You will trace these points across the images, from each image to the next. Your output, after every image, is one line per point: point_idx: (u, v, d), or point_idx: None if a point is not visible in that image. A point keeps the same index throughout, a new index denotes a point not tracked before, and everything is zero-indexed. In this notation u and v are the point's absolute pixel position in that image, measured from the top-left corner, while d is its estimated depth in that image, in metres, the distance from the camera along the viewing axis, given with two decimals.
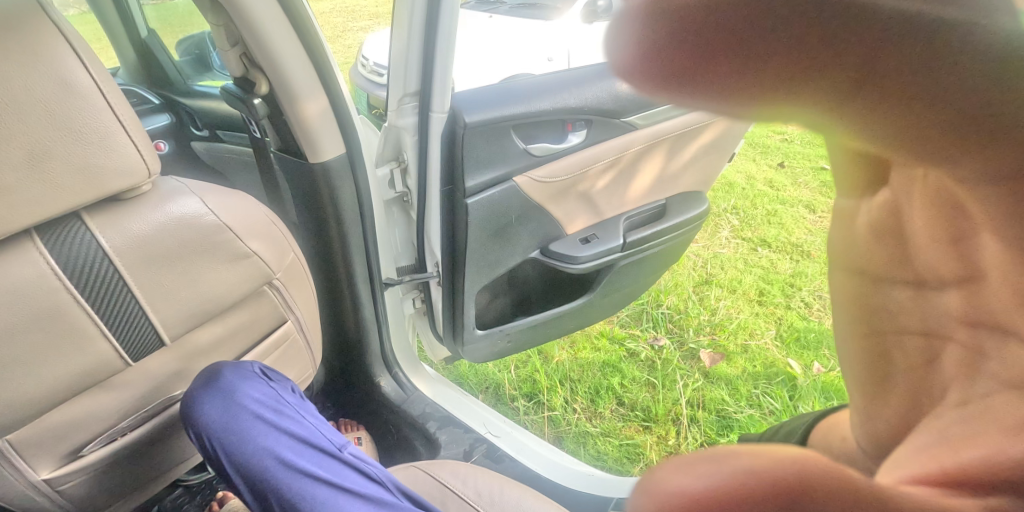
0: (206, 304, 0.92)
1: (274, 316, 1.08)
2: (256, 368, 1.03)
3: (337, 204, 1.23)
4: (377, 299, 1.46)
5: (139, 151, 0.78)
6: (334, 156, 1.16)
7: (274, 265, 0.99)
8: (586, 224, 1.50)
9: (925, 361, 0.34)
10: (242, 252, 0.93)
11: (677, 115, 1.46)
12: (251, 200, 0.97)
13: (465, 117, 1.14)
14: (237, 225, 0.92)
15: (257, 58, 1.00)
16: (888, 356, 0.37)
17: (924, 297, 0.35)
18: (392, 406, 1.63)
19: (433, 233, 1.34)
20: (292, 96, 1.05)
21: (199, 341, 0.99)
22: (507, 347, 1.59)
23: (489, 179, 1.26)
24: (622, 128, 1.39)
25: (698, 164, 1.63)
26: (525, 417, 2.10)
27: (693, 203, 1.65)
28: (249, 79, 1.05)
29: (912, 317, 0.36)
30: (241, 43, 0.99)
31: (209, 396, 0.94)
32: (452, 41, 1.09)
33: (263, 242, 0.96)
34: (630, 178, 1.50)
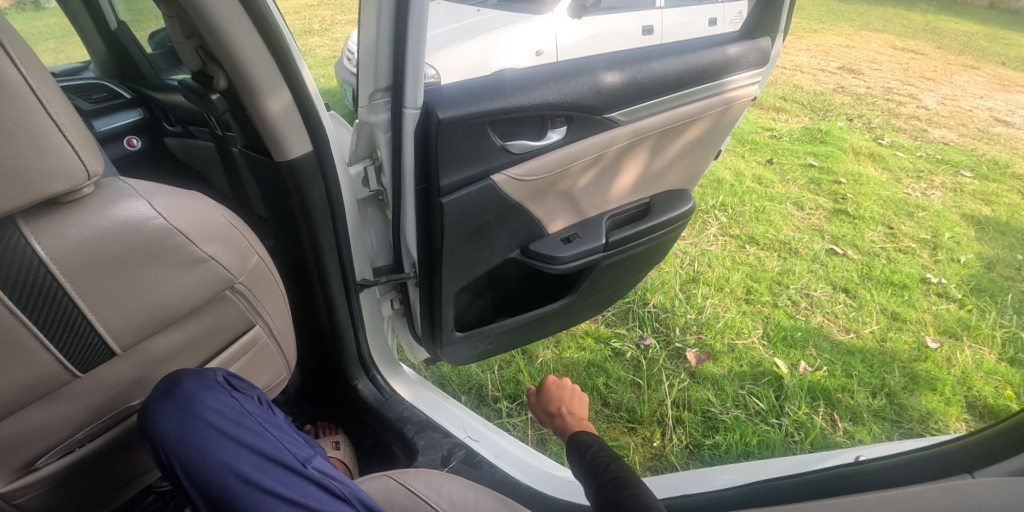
0: (159, 313, 0.87)
1: (240, 321, 1.05)
2: (216, 377, 0.98)
3: (306, 206, 1.16)
4: (352, 301, 1.41)
5: (77, 152, 0.72)
6: (301, 155, 1.08)
7: (235, 270, 0.94)
8: (568, 223, 1.47)
9: (540, 406, 1.48)
10: (199, 257, 0.88)
11: (662, 111, 1.43)
12: (209, 202, 0.91)
13: (438, 114, 1.11)
14: (192, 230, 0.86)
15: (212, 52, 0.92)
16: (543, 411, 1.47)
17: (541, 408, 1.48)
18: (370, 410, 1.59)
19: (407, 233, 1.29)
20: (251, 93, 0.97)
21: (155, 350, 0.94)
22: (484, 350, 1.57)
23: (465, 177, 1.22)
24: (604, 125, 1.36)
25: (683, 162, 1.61)
26: (507, 420, 2.03)
27: (679, 201, 1.63)
28: (205, 74, 0.98)
29: (544, 411, 1.47)
30: (196, 36, 0.92)
31: (165, 407, 0.90)
32: (422, 36, 1.04)
33: (220, 246, 0.91)
34: (614, 176, 1.47)
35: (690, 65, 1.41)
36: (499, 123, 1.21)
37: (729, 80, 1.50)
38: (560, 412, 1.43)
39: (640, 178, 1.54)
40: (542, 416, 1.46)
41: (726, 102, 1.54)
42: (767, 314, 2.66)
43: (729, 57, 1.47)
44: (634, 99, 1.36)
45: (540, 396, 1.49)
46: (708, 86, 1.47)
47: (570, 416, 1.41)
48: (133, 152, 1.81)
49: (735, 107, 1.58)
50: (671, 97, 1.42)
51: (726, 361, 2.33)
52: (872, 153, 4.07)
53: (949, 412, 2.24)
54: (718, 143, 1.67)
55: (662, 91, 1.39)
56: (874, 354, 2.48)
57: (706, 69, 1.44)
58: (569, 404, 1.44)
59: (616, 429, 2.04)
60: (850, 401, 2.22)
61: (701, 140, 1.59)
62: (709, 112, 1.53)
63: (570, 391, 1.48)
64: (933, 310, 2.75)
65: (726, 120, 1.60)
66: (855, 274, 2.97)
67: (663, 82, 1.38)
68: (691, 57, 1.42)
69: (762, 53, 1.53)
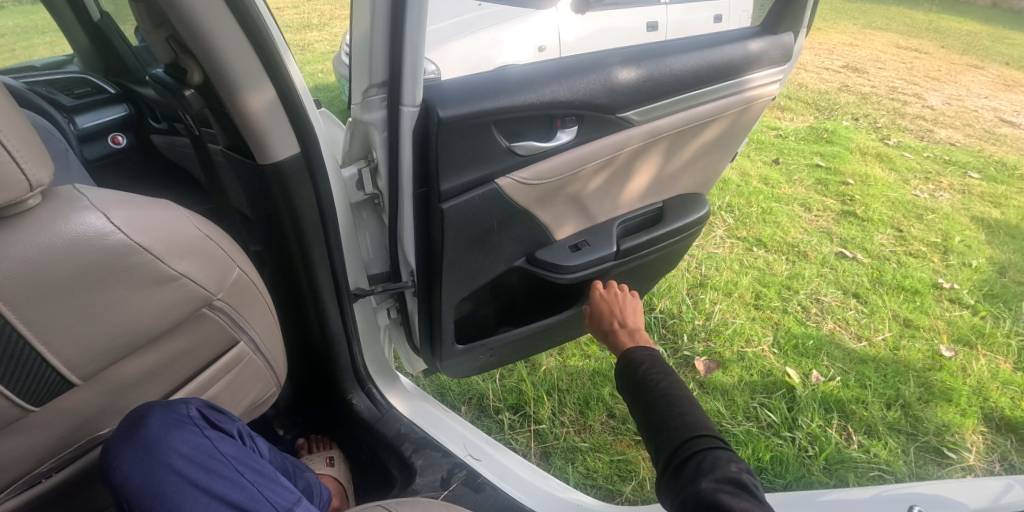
0: (123, 337, 0.78)
1: (221, 338, 0.96)
2: (187, 412, 0.91)
3: (294, 212, 1.07)
4: (346, 312, 1.32)
5: (15, 160, 0.63)
6: (288, 156, 0.98)
7: (209, 285, 0.85)
8: (576, 230, 1.39)
9: (594, 323, 1.32)
10: (166, 274, 0.79)
11: (678, 110, 1.34)
12: (179, 213, 0.82)
13: (439, 112, 1.02)
14: (157, 245, 0.77)
15: (183, 43, 0.82)
16: (597, 328, 1.31)
17: (595, 325, 1.32)
18: (365, 426, 1.51)
19: (405, 240, 1.20)
20: (229, 89, 0.87)
21: (122, 376, 0.85)
22: (486, 362, 1.48)
23: (468, 181, 1.13)
24: (617, 125, 1.27)
25: (698, 165, 1.53)
26: (509, 433, 1.94)
27: (693, 206, 1.54)
28: (178, 68, 0.89)
29: (599, 327, 1.31)
30: (166, 24, 0.81)
31: (129, 449, 0.85)
32: (421, 27, 0.94)
33: (190, 261, 0.81)
34: (626, 180, 1.39)
35: (710, 61, 1.32)
36: (504, 122, 1.12)
37: (750, 78, 1.41)
38: (614, 326, 1.27)
39: (653, 182, 1.46)
40: (596, 330, 1.31)
41: (745, 101, 1.45)
42: (777, 320, 2.57)
43: (751, 53, 1.38)
44: (650, 97, 1.27)
45: (594, 311, 1.33)
46: (728, 85, 1.38)
47: (625, 330, 1.25)
48: (118, 150, 1.72)
49: (755, 107, 1.49)
50: (688, 96, 1.33)
51: (735, 370, 2.25)
52: (879, 153, 4.00)
53: (966, 424, 2.16)
54: (735, 145, 1.58)
55: (680, 89, 1.30)
56: (887, 363, 2.39)
57: (726, 65, 1.35)
58: (623, 317, 1.28)
59: (624, 442, 1.93)
60: (865, 413, 2.14)
61: (718, 141, 1.51)
62: (727, 112, 1.44)
63: (629, 304, 1.31)
64: (946, 317, 2.67)
65: (745, 121, 1.52)
66: (866, 278, 2.89)
67: (680, 79, 1.29)
68: (710, 52, 1.33)
69: (785, 49, 1.44)
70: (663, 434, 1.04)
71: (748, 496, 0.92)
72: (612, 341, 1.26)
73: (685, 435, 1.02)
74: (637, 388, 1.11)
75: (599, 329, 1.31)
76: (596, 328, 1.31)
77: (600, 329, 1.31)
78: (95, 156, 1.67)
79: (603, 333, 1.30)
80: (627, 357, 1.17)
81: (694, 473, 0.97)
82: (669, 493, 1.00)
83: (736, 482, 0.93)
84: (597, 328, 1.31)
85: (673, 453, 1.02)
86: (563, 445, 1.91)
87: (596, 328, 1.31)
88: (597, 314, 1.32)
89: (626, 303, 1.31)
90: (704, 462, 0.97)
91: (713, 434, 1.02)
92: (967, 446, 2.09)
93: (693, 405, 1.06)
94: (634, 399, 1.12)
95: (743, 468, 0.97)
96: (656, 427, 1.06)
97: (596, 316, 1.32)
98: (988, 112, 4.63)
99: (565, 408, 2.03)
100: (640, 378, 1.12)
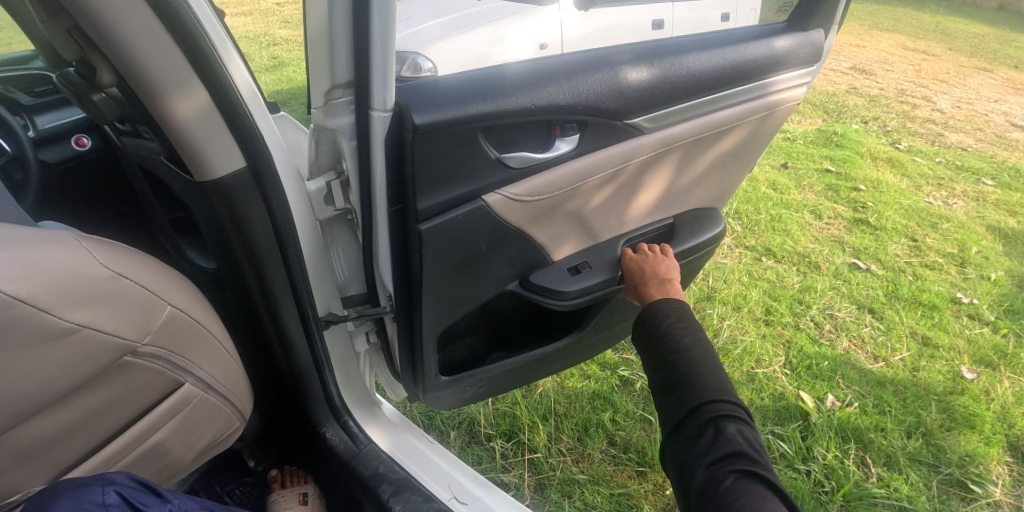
0: (13, 404, 0.67)
1: (150, 382, 0.82)
2: (102, 500, 0.75)
3: (245, 234, 0.92)
4: (315, 342, 1.17)
5: None
6: (231, 171, 0.83)
7: (118, 329, 0.72)
8: (575, 250, 1.24)
9: (626, 278, 1.22)
10: (58, 328, 0.66)
11: (694, 116, 1.19)
12: (80, 250, 0.70)
13: (414, 117, 0.87)
14: (44, 295, 0.64)
15: (88, 36, 0.67)
16: (629, 282, 1.21)
17: (628, 279, 1.22)
18: (340, 462, 1.37)
19: (381, 263, 1.06)
20: (149, 92, 0.71)
21: (24, 440, 0.73)
22: (474, 394, 1.33)
23: (452, 197, 0.98)
24: (626, 133, 1.12)
25: (713, 177, 1.38)
26: (501, 462, 1.79)
27: (707, 224, 1.39)
28: (93, 67, 0.74)
29: (630, 282, 1.21)
30: (65, 13, 0.66)
31: None
32: (389, 18, 0.81)
33: (92, 307, 0.69)
34: (633, 194, 1.24)
35: (732, 61, 1.17)
36: (494, 129, 0.97)
37: (777, 80, 1.27)
38: (648, 278, 1.17)
39: (663, 195, 1.31)
40: (629, 282, 1.21)
41: (768, 106, 1.30)
42: (788, 338, 2.42)
43: (776, 51, 1.23)
44: (663, 102, 1.12)
45: (627, 263, 1.23)
46: (751, 87, 1.23)
47: (657, 283, 1.16)
48: (83, 152, 1.53)
49: (778, 113, 1.35)
50: (706, 100, 1.18)
51: (745, 393, 2.13)
52: (890, 158, 3.85)
53: (991, 454, 2.00)
54: (755, 154, 1.44)
55: (697, 92, 1.15)
56: (906, 386, 2.24)
57: (750, 66, 1.20)
58: (658, 270, 1.18)
59: (624, 473, 1.78)
60: (884, 442, 1.99)
61: (736, 150, 1.36)
62: (749, 118, 1.29)
63: (665, 260, 1.21)
64: (966, 335, 2.52)
65: (767, 128, 1.37)
66: (881, 292, 2.73)
67: (699, 81, 1.14)
68: (733, 51, 1.17)
69: (814, 48, 1.29)
70: (677, 395, 0.97)
71: (761, 484, 0.82)
72: (643, 292, 1.16)
73: (700, 400, 0.94)
74: (657, 344, 1.05)
75: (630, 286, 1.21)
76: (628, 282, 1.22)
77: (631, 286, 1.21)
78: (57, 158, 1.49)
79: (633, 289, 1.20)
80: (650, 310, 1.11)
81: (706, 448, 0.89)
82: (677, 459, 0.93)
83: (753, 469, 0.83)
84: (629, 282, 1.21)
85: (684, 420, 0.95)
86: (559, 476, 1.76)
87: (628, 283, 1.21)
88: (632, 267, 1.22)
89: (662, 260, 1.21)
90: (717, 435, 0.89)
91: (733, 403, 0.93)
92: (993, 479, 1.93)
93: (716, 368, 0.98)
94: (652, 354, 1.05)
95: (762, 451, 0.88)
96: (671, 389, 0.99)
97: (628, 269, 1.22)
98: (999, 115, 4.51)
99: (562, 434, 1.88)
100: (661, 334, 1.05)
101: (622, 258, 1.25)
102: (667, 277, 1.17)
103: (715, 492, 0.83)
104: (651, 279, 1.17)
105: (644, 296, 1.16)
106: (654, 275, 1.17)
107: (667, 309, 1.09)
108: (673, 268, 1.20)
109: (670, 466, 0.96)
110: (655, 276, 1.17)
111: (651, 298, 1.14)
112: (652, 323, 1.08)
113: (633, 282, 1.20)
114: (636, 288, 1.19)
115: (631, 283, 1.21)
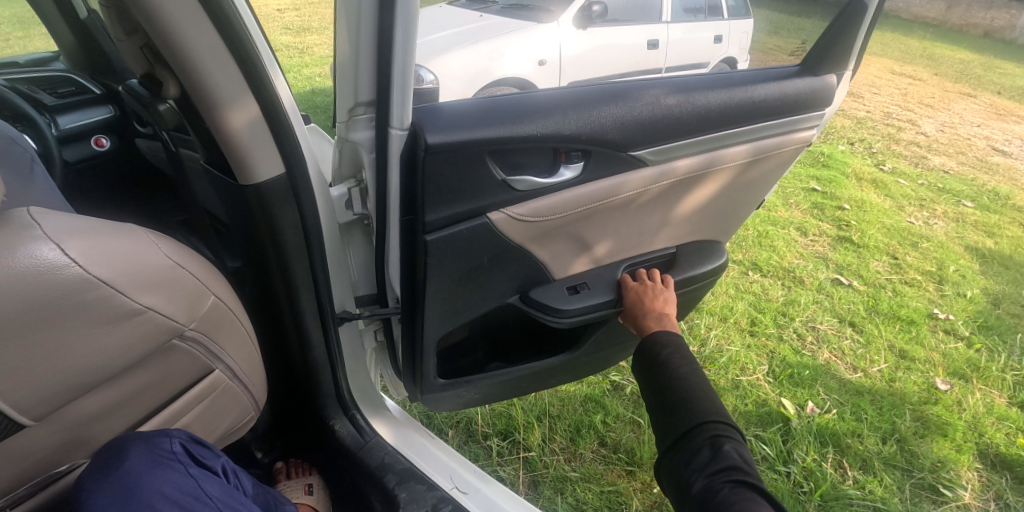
0: (80, 377, 0.75)
1: (192, 367, 0.91)
2: (171, 447, 0.86)
3: (277, 235, 1.01)
4: (331, 339, 1.27)
5: None
6: (271, 176, 0.93)
7: (179, 315, 0.83)
8: (577, 272, 1.35)
9: (625, 305, 1.34)
10: (129, 309, 0.76)
11: (698, 152, 1.31)
12: (148, 242, 0.80)
13: (427, 136, 0.99)
14: (119, 278, 0.74)
15: (158, 52, 0.77)
16: (627, 311, 1.32)
17: (626, 308, 1.33)
18: (347, 453, 1.46)
19: (390, 268, 1.16)
20: (210, 105, 0.81)
21: (78, 415, 0.81)
22: (473, 399, 1.42)
23: (459, 211, 1.09)
24: (629, 164, 1.23)
25: (718, 208, 1.49)
26: (497, 459, 1.88)
27: (709, 255, 1.52)
28: (154, 79, 0.84)
29: (628, 311, 1.32)
30: (140, 32, 0.77)
31: (103, 488, 0.78)
32: (409, 50, 0.93)
33: (157, 293, 0.79)
34: (632, 222, 1.35)
35: (735, 102, 1.28)
36: (504, 153, 1.09)
37: (780, 121, 1.38)
38: (647, 309, 1.28)
39: (667, 223, 1.41)
40: (628, 310, 1.32)
41: (771, 144, 1.41)
42: (772, 348, 2.53)
43: (783, 93, 1.34)
44: (666, 137, 1.23)
45: (626, 291, 1.34)
46: (753, 127, 1.35)
47: (654, 315, 1.26)
48: (101, 153, 1.61)
49: (783, 150, 1.45)
50: (710, 137, 1.29)
51: (730, 400, 2.23)
52: (874, 179, 4.01)
53: (961, 460, 2.11)
54: (759, 188, 1.55)
55: (699, 129, 1.26)
56: (883, 396, 2.35)
57: (754, 107, 1.31)
58: (655, 301, 1.29)
59: (614, 472, 1.87)
60: (860, 447, 2.10)
61: (740, 183, 1.47)
62: (750, 156, 1.40)
63: (661, 292, 1.32)
64: (942, 349, 2.64)
65: (772, 164, 1.48)
66: (861, 306, 2.86)
67: (703, 117, 1.25)
68: (740, 92, 1.29)
69: (826, 91, 1.39)
70: (675, 416, 1.08)
71: (753, 492, 0.92)
72: (642, 322, 1.27)
73: (697, 421, 1.04)
74: (655, 371, 1.15)
75: (627, 314, 1.32)
76: (626, 310, 1.33)
77: (629, 313, 1.32)
78: (76, 157, 1.57)
79: (630, 319, 1.31)
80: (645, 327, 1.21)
81: (703, 462, 0.99)
82: (674, 474, 1.03)
83: (746, 479, 0.94)
84: (626, 310, 1.32)
85: (680, 439, 1.05)
86: (552, 473, 1.85)
87: (626, 310, 1.32)
88: (631, 295, 1.33)
89: (658, 289, 1.32)
90: (713, 450, 0.99)
91: (727, 424, 1.03)
92: (963, 483, 2.04)
93: (709, 392, 1.09)
94: (650, 378, 1.16)
95: (755, 465, 0.98)
96: (669, 412, 1.09)
97: (626, 296, 1.33)
98: (981, 140, 4.70)
99: (556, 434, 1.97)
100: (660, 361, 1.16)
101: (623, 285, 1.35)
102: (662, 306, 1.28)
103: (713, 501, 0.93)
104: (648, 308, 1.28)
105: (642, 326, 1.27)
106: (652, 309, 1.27)
107: (664, 337, 1.20)
108: (669, 299, 1.30)
109: (667, 482, 1.05)
110: (650, 307, 1.28)
111: (648, 330, 1.25)
112: (650, 349, 1.19)
113: (631, 311, 1.31)
114: (632, 318, 1.30)
115: (628, 311, 1.32)
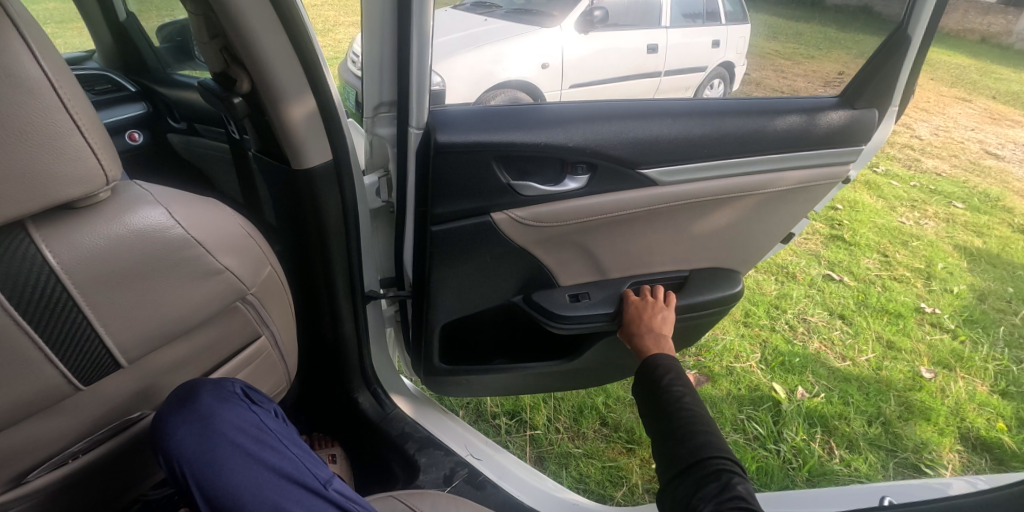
0: (168, 325, 0.88)
1: (248, 331, 1.05)
2: (235, 388, 1.01)
3: (321, 216, 1.15)
4: (359, 316, 1.40)
5: (100, 160, 0.73)
6: (321, 161, 1.08)
7: (249, 280, 0.97)
8: (580, 281, 1.47)
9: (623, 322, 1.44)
10: (213, 268, 0.90)
11: (710, 177, 1.40)
12: (224, 212, 0.94)
13: (439, 137, 1.14)
14: (209, 240, 0.89)
15: (236, 53, 0.91)
16: (625, 329, 1.43)
17: (625, 324, 1.43)
18: (369, 422, 1.59)
19: (406, 251, 1.31)
20: (278, 99, 0.97)
21: (157, 364, 0.94)
22: (479, 388, 1.55)
23: (469, 206, 1.23)
24: (638, 181, 1.34)
25: (742, 232, 1.56)
26: (505, 436, 2.01)
27: (725, 284, 1.57)
28: (225, 77, 0.97)
29: (626, 328, 1.42)
30: (220, 35, 0.91)
31: (183, 420, 0.93)
32: (426, 59, 1.06)
33: (235, 257, 0.93)
34: (644, 234, 1.44)
35: (746, 132, 1.37)
36: (511, 159, 1.22)
37: (799, 156, 1.44)
38: (645, 329, 1.38)
39: (681, 246, 1.50)
40: (628, 326, 1.42)
41: (789, 178, 1.48)
42: (765, 338, 2.66)
43: (801, 128, 1.40)
44: (675, 158, 1.34)
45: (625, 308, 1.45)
46: (769, 159, 1.42)
47: (651, 336, 1.36)
48: (135, 147, 1.70)
49: (806, 184, 1.51)
50: (721, 163, 1.39)
51: (724, 385, 2.36)
52: (867, 181, 4.15)
53: (943, 443, 2.25)
54: (787, 218, 1.59)
55: (707, 156, 1.37)
56: (870, 382, 2.48)
57: (769, 139, 1.39)
58: (653, 322, 1.39)
59: (615, 449, 2.00)
60: (848, 429, 2.23)
61: (761, 212, 1.53)
62: (762, 190, 1.48)
63: (658, 312, 1.41)
64: (928, 340, 2.77)
65: (796, 196, 1.53)
66: (851, 301, 2.99)
67: (712, 143, 1.35)
68: (755, 123, 1.37)
69: (859, 127, 1.42)
70: (681, 447, 1.12)
71: None
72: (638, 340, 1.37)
73: (703, 455, 1.08)
74: (659, 401, 1.20)
75: (625, 330, 1.42)
76: (624, 327, 1.43)
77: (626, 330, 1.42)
78: None
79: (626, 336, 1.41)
80: None
81: (710, 492, 1.02)
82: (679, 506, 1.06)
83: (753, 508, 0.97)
84: (625, 327, 1.43)
85: (687, 470, 1.08)
86: (557, 450, 1.98)
87: (624, 328, 1.43)
88: (632, 312, 1.42)
89: (652, 308, 1.42)
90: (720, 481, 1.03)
91: (732, 460, 1.07)
92: (944, 463, 2.17)
93: (713, 428, 1.14)
94: (654, 409, 1.21)
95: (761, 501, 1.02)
96: (675, 442, 1.13)
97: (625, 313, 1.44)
98: None
99: (560, 414, 2.10)
100: (663, 388, 1.22)
101: (625, 300, 1.45)
102: (657, 325, 1.38)
103: None
104: (644, 325, 1.38)
105: (638, 345, 1.36)
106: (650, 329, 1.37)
107: (665, 366, 1.27)
108: (665, 320, 1.40)
109: None
110: (645, 327, 1.38)
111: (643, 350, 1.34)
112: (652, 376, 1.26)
113: (628, 329, 1.41)
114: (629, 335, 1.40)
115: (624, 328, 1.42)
